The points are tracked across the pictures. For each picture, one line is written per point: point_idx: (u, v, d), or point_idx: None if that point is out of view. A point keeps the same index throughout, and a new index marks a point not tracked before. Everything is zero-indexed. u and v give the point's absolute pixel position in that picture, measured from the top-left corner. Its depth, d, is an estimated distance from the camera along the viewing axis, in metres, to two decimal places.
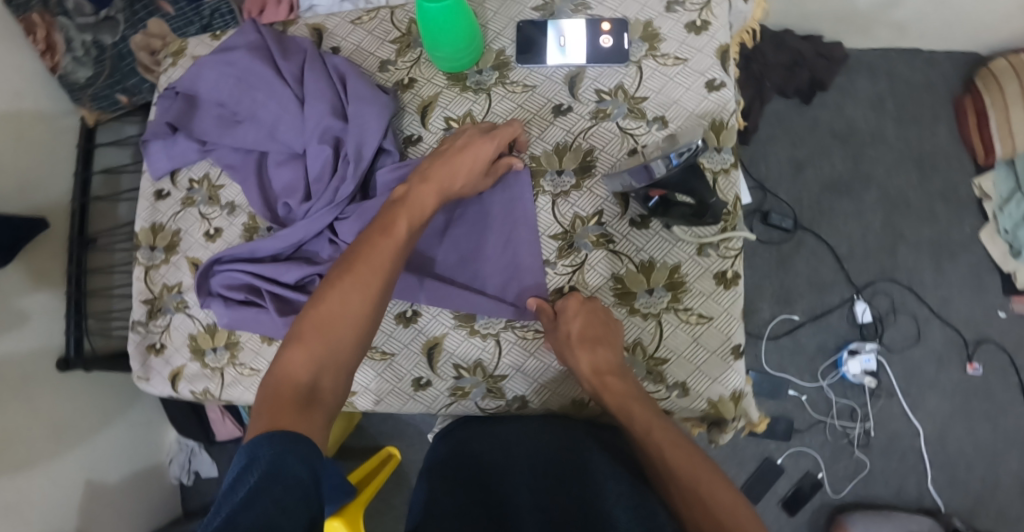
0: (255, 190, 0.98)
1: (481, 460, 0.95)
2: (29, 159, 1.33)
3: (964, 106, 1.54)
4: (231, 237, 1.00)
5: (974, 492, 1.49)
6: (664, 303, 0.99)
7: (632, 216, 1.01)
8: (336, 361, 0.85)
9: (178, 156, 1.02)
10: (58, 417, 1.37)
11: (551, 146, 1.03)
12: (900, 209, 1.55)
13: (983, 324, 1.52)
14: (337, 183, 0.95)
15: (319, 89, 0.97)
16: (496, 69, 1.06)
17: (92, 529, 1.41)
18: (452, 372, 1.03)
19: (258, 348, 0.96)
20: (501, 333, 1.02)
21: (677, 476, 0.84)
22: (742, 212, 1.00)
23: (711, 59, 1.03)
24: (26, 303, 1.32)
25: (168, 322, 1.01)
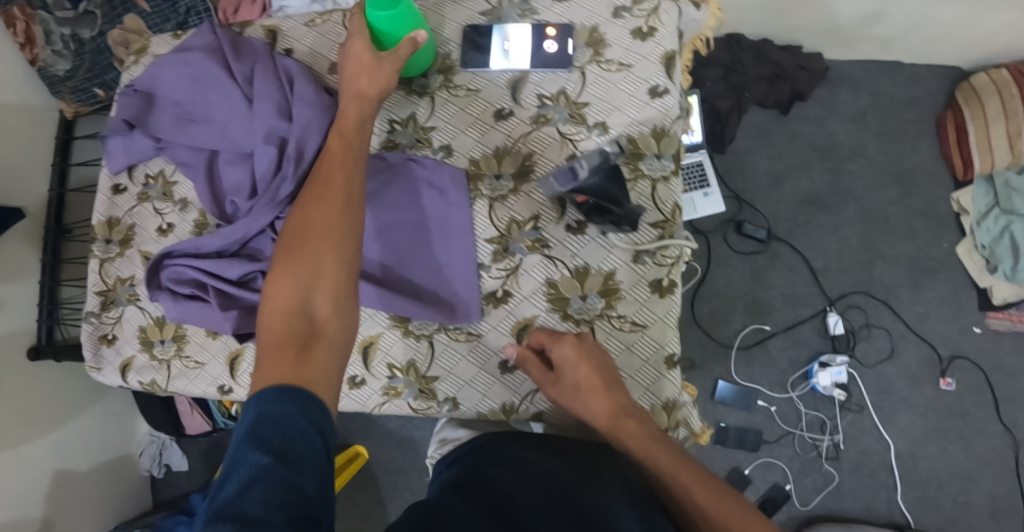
0: (204, 186, 0.99)
1: (483, 475, 0.83)
2: (7, 150, 1.35)
3: (945, 122, 1.52)
4: (183, 233, 1.01)
5: (945, 510, 1.48)
6: (598, 309, 1.00)
7: (569, 222, 1.01)
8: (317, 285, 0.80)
9: (134, 152, 1.03)
10: (29, 404, 1.39)
11: (491, 150, 1.04)
12: (877, 224, 1.53)
13: (959, 342, 1.51)
14: (278, 182, 0.94)
15: (267, 89, 0.97)
16: (441, 73, 1.07)
17: (59, 517, 1.42)
18: (385, 372, 1.03)
19: (204, 342, 0.96)
20: (434, 335, 1.02)
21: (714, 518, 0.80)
22: (681, 221, 1.01)
23: (656, 66, 1.03)
24: (2, 291, 1.34)
25: (119, 315, 1.01)
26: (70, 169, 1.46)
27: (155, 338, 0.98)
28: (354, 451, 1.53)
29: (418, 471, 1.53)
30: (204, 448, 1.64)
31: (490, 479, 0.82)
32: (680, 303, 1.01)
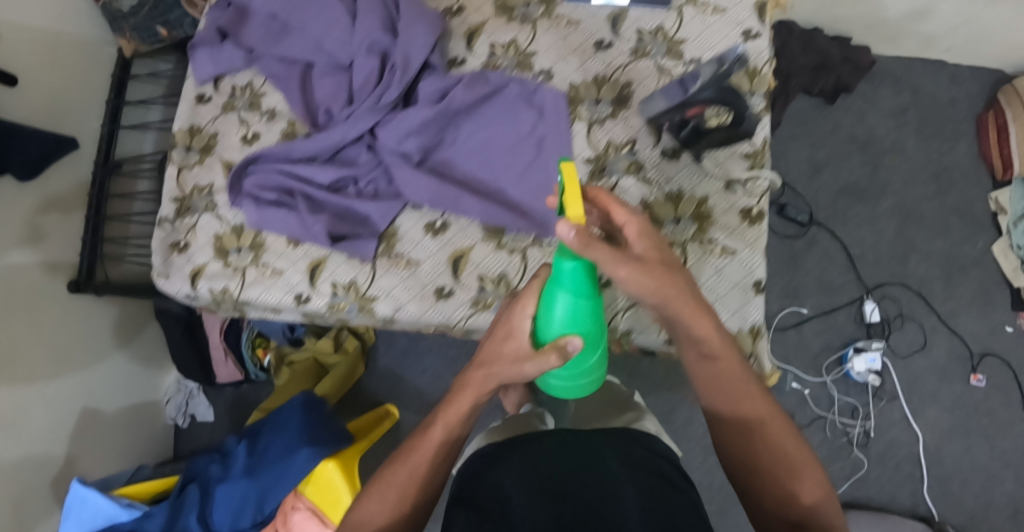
0: (298, 95, 1.05)
1: (497, 486, 0.83)
2: (60, 79, 1.34)
3: (986, 122, 1.55)
4: (268, 141, 1.06)
5: (968, 508, 1.47)
6: (690, 233, 0.98)
7: (664, 148, 1.02)
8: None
9: (223, 62, 1.08)
10: (63, 339, 1.37)
11: (590, 76, 1.05)
12: (913, 219, 1.54)
13: (988, 339, 1.51)
14: (381, 90, 1.02)
15: (372, 5, 1.03)
16: (542, 4, 1.08)
17: (79, 454, 1.40)
18: (475, 283, 0.99)
19: (283, 250, 1.01)
20: (527, 249, 0.99)
21: (773, 455, 0.85)
22: (771, 154, 1.01)
23: (748, 12, 1.05)
24: (44, 221, 1.32)
25: (195, 222, 1.04)
26: (123, 107, 1.45)
27: (231, 246, 1.02)
28: (384, 410, 1.46)
29: None
30: (230, 399, 1.62)
31: (501, 491, 0.82)
32: (768, 234, 1.00)
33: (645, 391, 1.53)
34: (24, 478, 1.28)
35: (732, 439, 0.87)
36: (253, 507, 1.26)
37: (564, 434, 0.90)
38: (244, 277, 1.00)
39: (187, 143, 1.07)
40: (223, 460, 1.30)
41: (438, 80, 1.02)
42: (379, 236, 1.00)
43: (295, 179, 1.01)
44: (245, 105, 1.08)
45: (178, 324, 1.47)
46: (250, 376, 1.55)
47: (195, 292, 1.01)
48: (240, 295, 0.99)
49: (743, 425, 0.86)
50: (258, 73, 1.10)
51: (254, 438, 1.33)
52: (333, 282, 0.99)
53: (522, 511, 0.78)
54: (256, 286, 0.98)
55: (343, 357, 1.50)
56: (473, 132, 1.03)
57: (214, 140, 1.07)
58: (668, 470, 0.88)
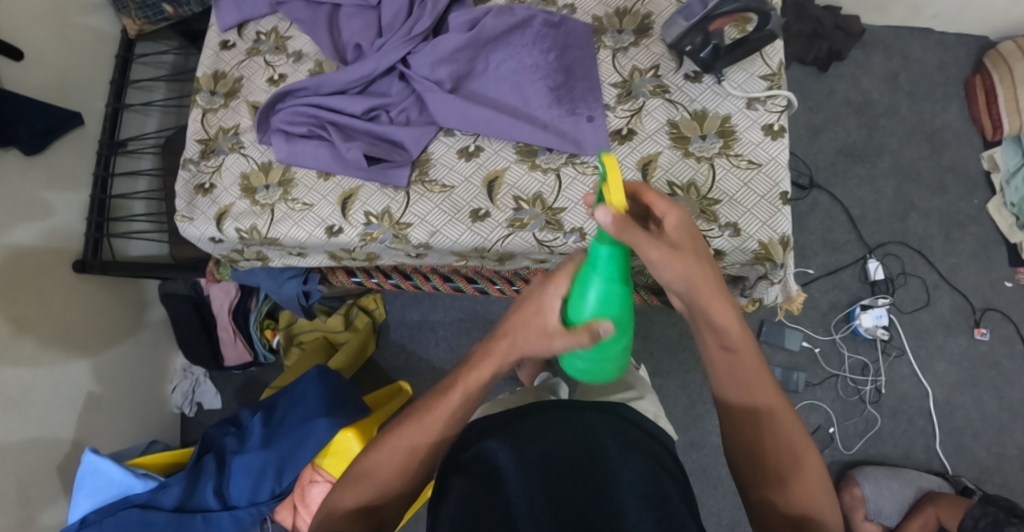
0: (326, 35, 1.05)
1: (493, 462, 0.82)
2: (66, 55, 1.35)
3: (974, 86, 1.61)
4: (296, 81, 1.07)
5: (980, 460, 1.49)
6: (717, 148, 1.00)
7: (686, 72, 1.04)
8: (385, 488, 0.87)
9: (250, 8, 1.10)
10: (68, 318, 1.34)
11: (612, 8, 1.07)
12: (911, 178, 1.59)
13: (990, 294, 1.55)
14: (413, 21, 1.03)
15: None
16: None
17: (86, 438, 1.36)
18: (511, 204, 0.99)
19: (313, 183, 1.01)
20: (561, 168, 1.00)
21: (779, 448, 0.81)
22: (787, 75, 1.03)
23: None
24: (49, 196, 1.31)
25: (221, 163, 1.05)
26: (127, 87, 1.46)
27: (258, 185, 1.02)
28: (397, 386, 1.44)
29: None
30: (239, 383, 1.59)
31: (497, 470, 0.81)
32: (790, 150, 1.01)
33: (659, 356, 1.54)
34: (34, 459, 1.26)
35: (738, 422, 0.82)
36: (272, 478, 1.22)
37: (568, 405, 0.88)
38: (272, 213, 1.00)
39: (213, 88, 1.09)
40: (238, 432, 1.27)
41: (467, 11, 1.03)
42: (412, 164, 1.01)
43: (326, 110, 1.01)
44: (270, 49, 1.09)
45: (187, 303, 1.45)
46: (259, 358, 1.53)
47: (222, 231, 1.01)
48: (269, 231, 0.99)
49: (753, 413, 0.81)
50: (283, 19, 1.11)
51: (269, 409, 1.29)
52: (365, 212, 1.00)
53: (519, 496, 0.78)
54: (285, 220, 0.99)
55: (353, 334, 1.50)
56: (503, 60, 1.03)
57: (240, 84, 1.07)
58: (665, 453, 0.87)
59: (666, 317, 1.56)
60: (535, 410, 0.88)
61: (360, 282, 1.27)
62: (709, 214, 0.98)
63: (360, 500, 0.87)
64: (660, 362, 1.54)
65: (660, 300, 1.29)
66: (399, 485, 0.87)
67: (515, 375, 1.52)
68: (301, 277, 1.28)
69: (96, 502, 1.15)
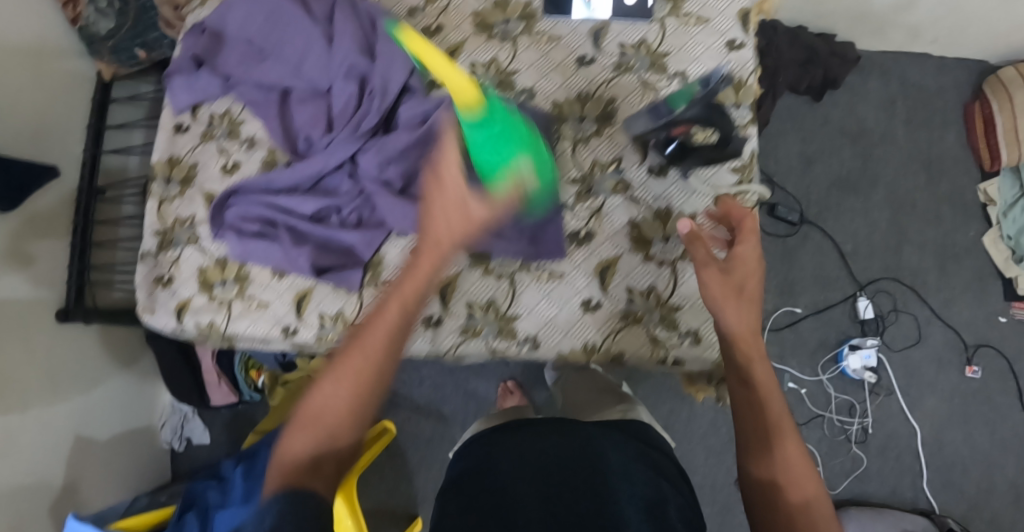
0: (278, 126, 1.03)
1: (498, 470, 0.90)
2: (43, 104, 1.32)
3: (972, 112, 1.55)
4: (249, 171, 1.05)
5: (969, 496, 1.47)
6: (679, 251, 1.01)
7: (650, 165, 1.03)
8: (324, 438, 0.80)
9: (200, 91, 1.06)
10: (53, 367, 1.34)
11: (574, 94, 1.05)
12: (905, 209, 1.55)
13: (983, 329, 1.52)
14: (361, 116, 1.00)
15: (347, 27, 1.01)
16: (523, 20, 1.08)
17: (78, 482, 1.38)
18: (464, 311, 1.03)
19: (269, 282, 1.01)
20: (515, 274, 1.02)
21: (780, 450, 0.81)
22: (757, 167, 1.02)
23: (732, 21, 1.05)
24: (33, 246, 1.30)
25: (177, 255, 1.04)
26: (105, 130, 1.43)
27: (215, 279, 1.02)
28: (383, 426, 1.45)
29: (446, 443, 1.51)
30: (227, 419, 1.61)
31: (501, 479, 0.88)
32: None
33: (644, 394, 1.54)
34: (26, 509, 1.26)
35: (748, 431, 0.84)
36: None
37: (570, 422, 0.97)
38: (230, 310, 1.01)
39: (168, 175, 1.07)
40: (220, 485, 1.27)
41: (417, 104, 1.00)
42: (365, 266, 1.01)
43: (277, 211, 1.01)
44: (224, 134, 1.07)
45: (171, 345, 1.45)
46: (245, 397, 1.53)
47: (182, 327, 1.01)
48: (227, 330, 0.99)
49: (761, 418, 0.84)
50: (236, 100, 1.08)
51: (251, 460, 1.31)
52: (320, 313, 1.00)
53: (521, 495, 0.85)
54: (242, 320, 1.00)
55: None
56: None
57: (195, 171, 1.06)
58: (664, 464, 0.93)
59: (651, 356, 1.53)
60: (536, 427, 0.96)
61: None
62: (669, 321, 1.00)
63: (314, 444, 0.80)
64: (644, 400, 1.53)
65: None
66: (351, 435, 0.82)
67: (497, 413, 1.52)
68: None
69: None
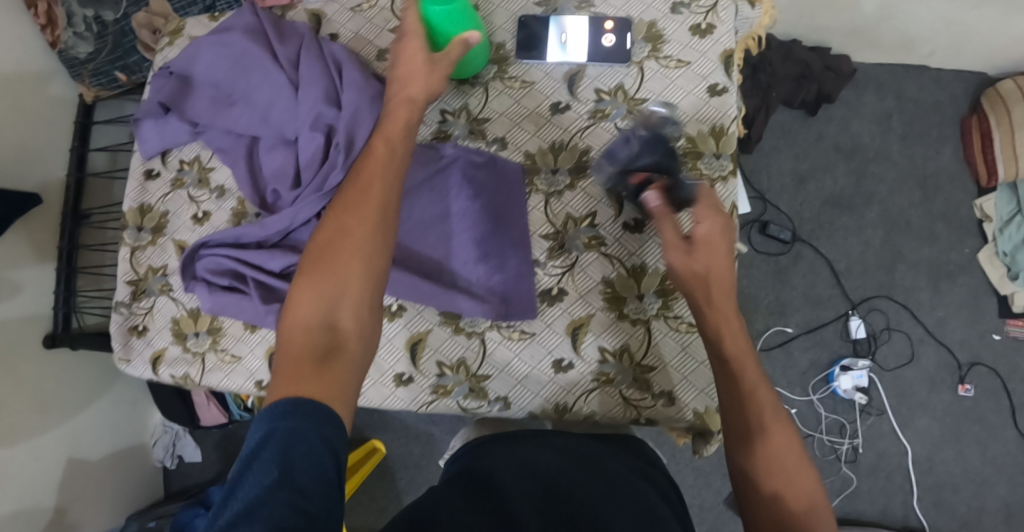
0: (246, 176, 1.01)
1: (496, 477, 0.87)
2: (25, 132, 1.31)
3: (970, 127, 1.52)
4: (219, 221, 1.04)
5: (960, 515, 1.47)
6: (655, 310, 0.99)
7: (626, 219, 1.01)
8: (339, 293, 0.76)
9: (170, 136, 1.05)
10: (42, 392, 1.35)
11: (547, 144, 1.03)
12: (899, 227, 1.53)
13: (977, 348, 1.50)
14: (326, 170, 0.95)
15: (314, 75, 0.98)
16: (495, 63, 1.06)
17: (71, 505, 1.40)
18: (434, 369, 1.02)
19: (241, 335, 0.99)
20: (486, 333, 1.01)
21: (764, 440, 0.78)
22: (737, 221, 0.99)
23: (714, 63, 1.02)
24: (18, 275, 1.30)
25: (152, 305, 1.04)
26: (90, 154, 1.43)
27: (188, 331, 1.02)
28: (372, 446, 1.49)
29: (435, 463, 1.51)
30: (217, 438, 1.64)
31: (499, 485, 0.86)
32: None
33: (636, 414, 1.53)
34: None
35: (729, 411, 0.81)
36: None
37: (566, 433, 0.96)
38: (202, 363, 1.00)
39: (140, 223, 1.07)
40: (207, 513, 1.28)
41: None
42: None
43: (247, 265, 0.96)
44: (194, 182, 1.06)
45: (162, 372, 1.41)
46: (234, 417, 1.52)
47: (157, 377, 1.02)
48: (200, 384, 0.99)
49: (739, 399, 0.81)
50: (206, 146, 1.07)
51: None
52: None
53: (519, 504, 0.82)
54: (214, 374, 0.99)
55: None
56: (425, 208, 1.02)
57: (166, 220, 1.06)
58: (660, 474, 0.92)
59: None
60: (533, 436, 0.94)
61: None
62: (642, 383, 0.98)
63: (324, 307, 0.76)
64: None
65: None
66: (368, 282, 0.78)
67: None
68: None
69: None
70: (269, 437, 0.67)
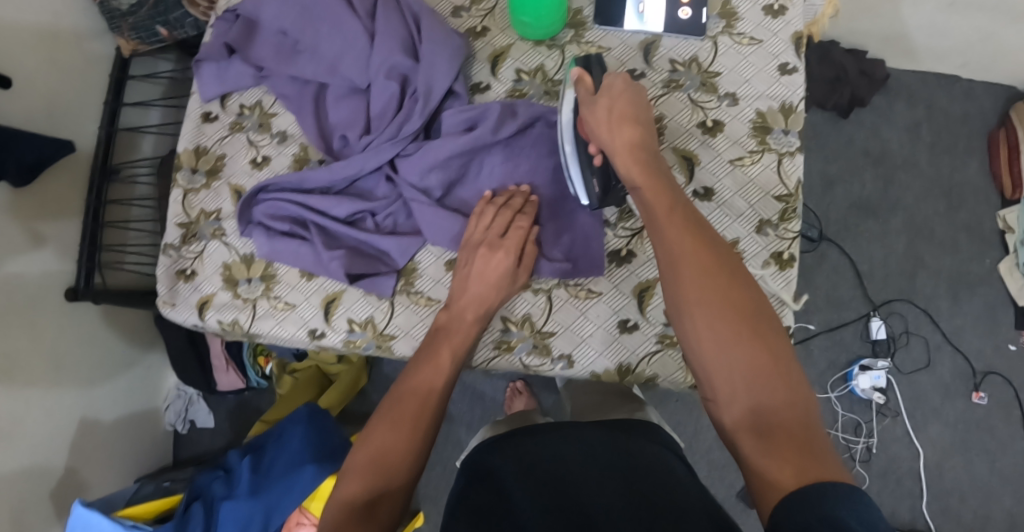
0: (312, 122, 1.03)
1: (494, 479, 0.85)
2: (55, 83, 1.29)
3: (997, 140, 1.54)
4: (279, 166, 1.05)
5: (966, 524, 1.47)
6: None
7: (695, 187, 1.00)
8: (387, 478, 0.82)
9: (232, 79, 1.07)
10: (59, 348, 1.32)
11: None
12: (923, 235, 1.54)
13: (993, 358, 1.51)
14: (402, 119, 0.99)
15: (390, 26, 0.99)
16: (572, 28, 1.06)
17: (79, 464, 1.37)
18: (498, 325, 1.01)
19: (296, 283, 1.01)
20: (553, 290, 1.01)
21: (739, 377, 0.75)
22: (803, 197, 1.00)
23: (786, 44, 1.03)
24: (42, 226, 1.28)
25: (202, 250, 1.04)
26: (121, 108, 1.40)
27: (240, 277, 1.02)
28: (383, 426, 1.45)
29: (450, 441, 1.51)
30: (231, 406, 1.61)
31: (500, 489, 0.83)
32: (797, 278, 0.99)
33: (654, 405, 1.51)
34: (26, 489, 1.25)
35: (698, 306, 0.77)
36: (260, 524, 1.21)
37: (570, 425, 0.92)
38: (254, 309, 1.01)
39: (193, 165, 1.07)
40: (226, 476, 1.28)
41: (463, 110, 0.99)
42: (398, 272, 1.01)
43: (309, 210, 1.00)
44: (254, 127, 1.07)
45: (181, 330, 1.43)
46: (251, 385, 1.52)
47: (203, 322, 1.02)
48: (250, 329, 0.99)
49: (718, 304, 0.77)
50: (268, 91, 1.08)
51: (258, 453, 1.30)
52: (349, 319, 1.00)
53: (522, 501, 0.79)
54: (267, 320, 1.00)
55: (346, 367, 1.49)
56: (496, 164, 1.01)
57: (221, 163, 1.06)
58: (678, 462, 0.85)
59: None
60: (535, 429, 0.92)
61: None
62: None
63: (366, 486, 0.81)
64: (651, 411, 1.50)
65: None
66: (406, 472, 0.83)
67: (502, 413, 1.51)
68: None
69: None
70: None
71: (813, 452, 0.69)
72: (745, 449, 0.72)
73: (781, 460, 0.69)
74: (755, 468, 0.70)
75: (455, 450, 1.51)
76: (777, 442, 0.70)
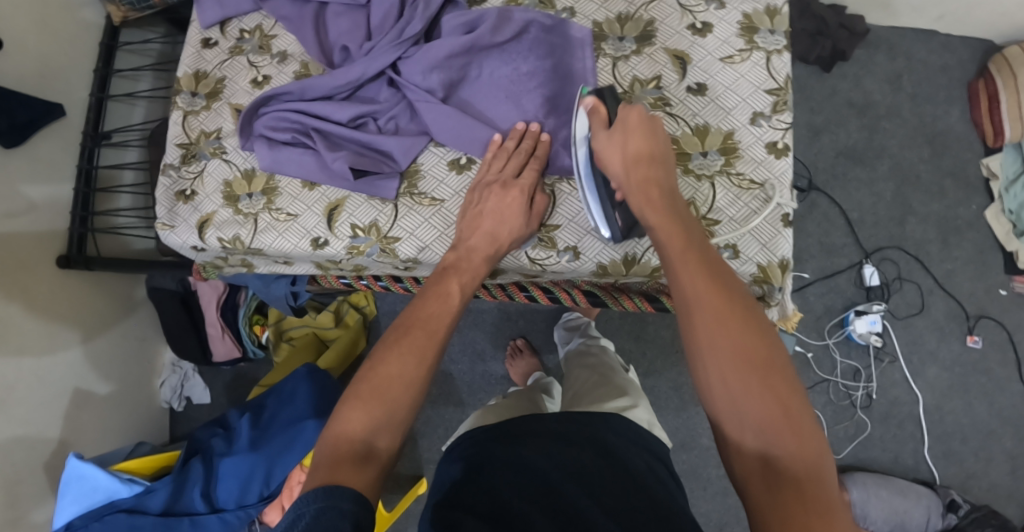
0: (312, 35, 1.06)
1: (489, 479, 0.77)
2: (46, 45, 1.29)
3: (977, 90, 1.57)
4: (280, 83, 1.08)
5: (969, 465, 1.46)
6: (718, 166, 1.01)
7: (689, 84, 1.03)
8: (387, 419, 0.78)
9: (231, 5, 1.11)
10: (50, 316, 1.30)
11: (613, 14, 1.06)
12: (910, 182, 1.57)
13: (985, 301, 1.52)
14: (403, 24, 1.01)
15: None
16: None
17: (74, 437, 1.34)
18: None
19: (298, 193, 1.04)
20: (557, 185, 1.02)
21: (753, 430, 0.73)
22: (793, 90, 1.02)
23: None
24: (31, 190, 1.26)
25: (202, 169, 1.08)
26: (112, 76, 1.40)
27: (241, 193, 1.05)
28: None
29: (450, 403, 1.50)
30: (228, 378, 1.60)
31: (491, 486, 0.76)
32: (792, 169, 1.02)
33: (656, 360, 1.49)
34: (17, 459, 1.22)
35: (710, 356, 0.75)
36: (261, 478, 1.20)
37: (562, 424, 0.86)
38: (255, 223, 1.04)
39: (194, 89, 1.11)
40: (226, 433, 1.25)
41: (461, 13, 1.01)
42: (401, 175, 1.03)
43: (311, 118, 1.02)
44: (254, 49, 1.11)
45: (173, 298, 1.42)
46: (248, 353, 1.51)
47: (204, 239, 1.05)
48: (253, 242, 1.02)
49: (733, 351, 0.74)
50: (267, 15, 1.12)
51: (258, 410, 1.28)
52: (352, 224, 1.02)
53: (521, 507, 0.73)
54: (269, 231, 1.03)
55: (343, 331, 1.49)
56: (496, 68, 1.02)
57: (222, 85, 1.10)
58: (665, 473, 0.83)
59: (660, 318, 1.50)
60: (523, 420, 0.87)
61: (350, 283, 1.22)
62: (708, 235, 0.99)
63: (368, 422, 0.77)
64: (652, 364, 1.49)
65: (654, 308, 1.14)
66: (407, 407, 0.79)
67: (502, 371, 1.50)
68: (289, 277, 1.28)
69: (81, 507, 1.13)
70: (294, 523, 0.68)
71: (823, 511, 0.69)
72: (752, 500, 0.72)
73: (788, 515, 0.69)
74: (759, 521, 0.71)
75: (456, 413, 1.49)
76: (785, 500, 0.70)
